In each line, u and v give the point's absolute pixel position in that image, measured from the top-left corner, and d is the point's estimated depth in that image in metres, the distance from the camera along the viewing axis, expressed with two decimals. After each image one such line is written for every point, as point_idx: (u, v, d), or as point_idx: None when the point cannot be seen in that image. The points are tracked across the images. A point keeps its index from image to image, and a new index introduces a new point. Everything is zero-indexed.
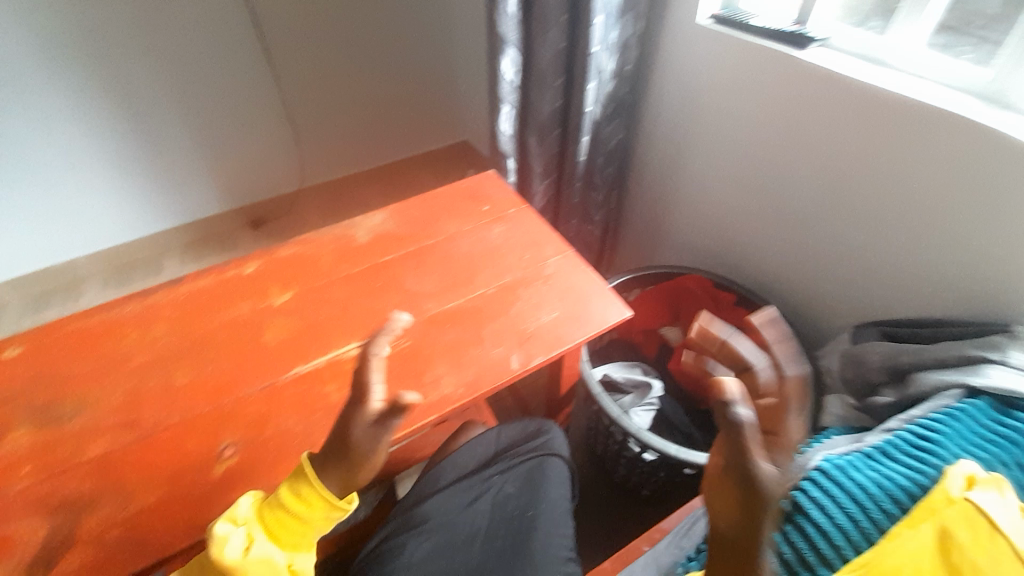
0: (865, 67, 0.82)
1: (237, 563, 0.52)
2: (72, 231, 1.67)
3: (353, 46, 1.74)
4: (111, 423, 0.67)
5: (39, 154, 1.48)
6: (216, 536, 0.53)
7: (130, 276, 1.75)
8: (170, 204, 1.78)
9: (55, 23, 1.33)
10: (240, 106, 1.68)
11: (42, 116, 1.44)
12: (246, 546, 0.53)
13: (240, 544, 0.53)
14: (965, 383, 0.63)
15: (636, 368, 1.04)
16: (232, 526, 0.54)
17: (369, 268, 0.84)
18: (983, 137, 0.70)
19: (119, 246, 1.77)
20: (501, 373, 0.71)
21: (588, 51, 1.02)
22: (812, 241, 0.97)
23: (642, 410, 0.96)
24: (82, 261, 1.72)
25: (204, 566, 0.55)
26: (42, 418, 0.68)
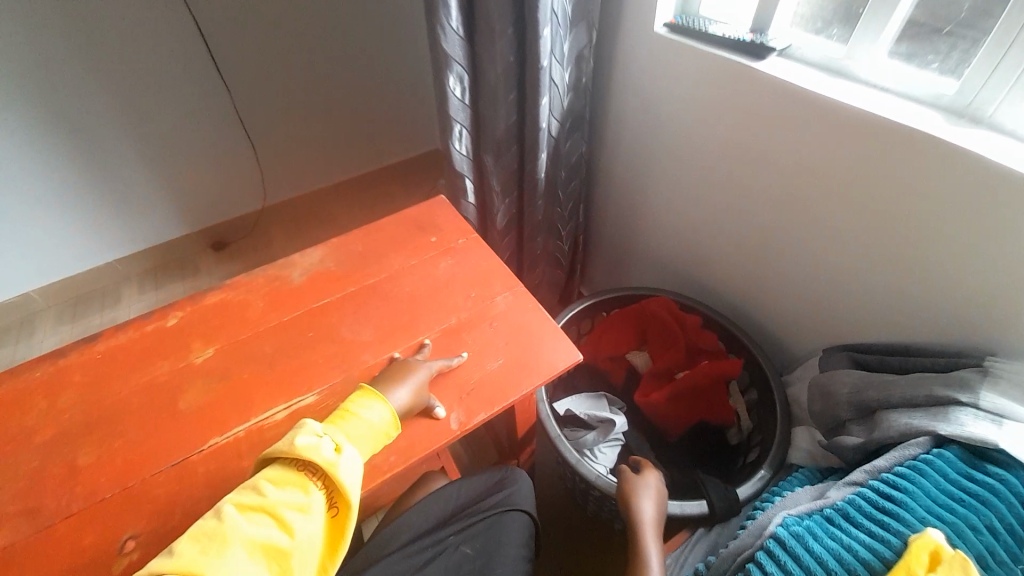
0: (827, 80, 0.77)
1: (330, 462, 0.56)
2: (17, 265, 1.58)
3: (311, 56, 1.61)
4: (8, 512, 0.61)
5: None
6: (306, 446, 0.56)
7: (89, 307, 1.69)
8: (123, 233, 1.68)
9: None
10: (187, 128, 1.57)
11: None
12: (337, 447, 0.58)
13: (332, 443, 0.58)
14: (934, 430, 0.59)
15: (602, 401, 1.00)
16: (315, 437, 0.57)
17: (303, 314, 0.79)
18: (948, 162, 0.65)
19: (71, 278, 1.68)
20: (439, 436, 0.64)
21: (539, 65, 0.94)
22: (781, 261, 0.92)
23: (608, 447, 0.92)
24: (37, 297, 1.65)
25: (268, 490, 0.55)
26: None
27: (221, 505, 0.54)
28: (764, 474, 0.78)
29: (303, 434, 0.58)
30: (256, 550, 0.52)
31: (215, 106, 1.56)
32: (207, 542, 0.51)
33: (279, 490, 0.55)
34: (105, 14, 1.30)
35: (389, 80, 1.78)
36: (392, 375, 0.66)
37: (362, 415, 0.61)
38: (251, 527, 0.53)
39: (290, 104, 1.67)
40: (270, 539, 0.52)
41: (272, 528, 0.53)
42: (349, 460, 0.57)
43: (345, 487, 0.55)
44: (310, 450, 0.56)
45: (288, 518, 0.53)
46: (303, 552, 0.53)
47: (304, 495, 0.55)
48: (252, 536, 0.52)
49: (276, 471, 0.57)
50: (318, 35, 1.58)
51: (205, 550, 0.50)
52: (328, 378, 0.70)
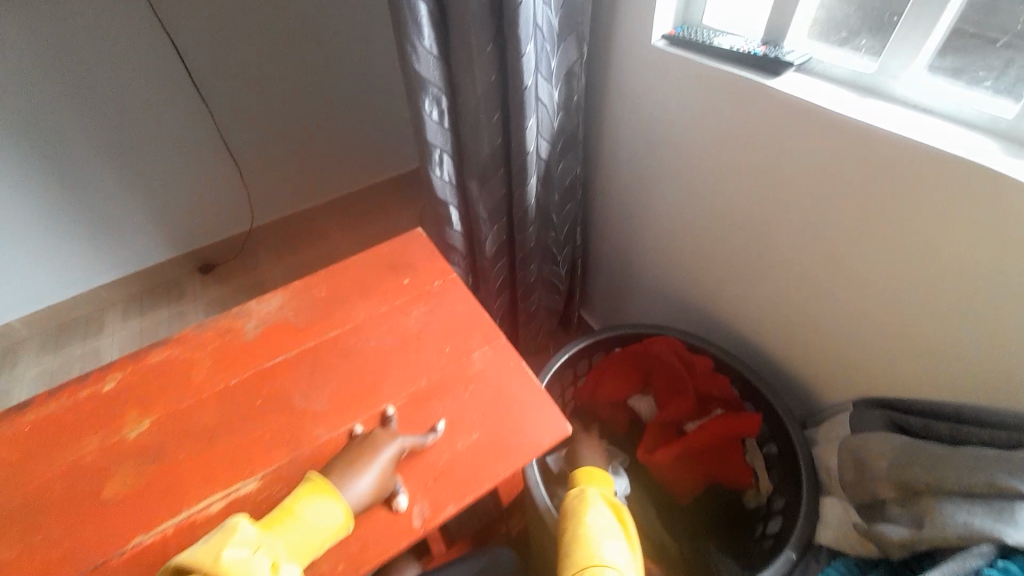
0: (857, 100, 0.66)
1: None
2: None
3: (295, 70, 1.51)
4: None
5: None
6: (237, 565, 0.44)
7: (68, 337, 1.56)
8: (103, 260, 1.58)
9: None
10: (164, 149, 1.46)
11: None
12: (273, 563, 0.46)
13: (267, 558, 0.46)
14: (1000, 538, 0.50)
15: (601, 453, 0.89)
16: (249, 553, 0.45)
17: (253, 377, 0.70)
18: (1006, 198, 0.54)
19: (49, 307, 1.56)
20: (398, 536, 0.54)
21: (523, 84, 0.83)
22: (802, 301, 0.81)
23: None
24: (20, 326, 1.54)
25: None
26: None
27: None
28: (788, 557, 0.67)
29: (234, 543, 0.46)
30: None
31: (194, 126, 1.46)
32: None
33: None
34: (70, 34, 1.20)
35: (378, 94, 1.68)
36: (356, 454, 0.56)
37: (307, 517, 0.50)
38: None
39: (275, 121, 1.57)
40: None
41: None
42: None
43: None
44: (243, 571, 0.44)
45: None
46: None
47: None
48: None
49: None
50: (302, 48, 1.48)
51: None
52: (273, 460, 0.61)
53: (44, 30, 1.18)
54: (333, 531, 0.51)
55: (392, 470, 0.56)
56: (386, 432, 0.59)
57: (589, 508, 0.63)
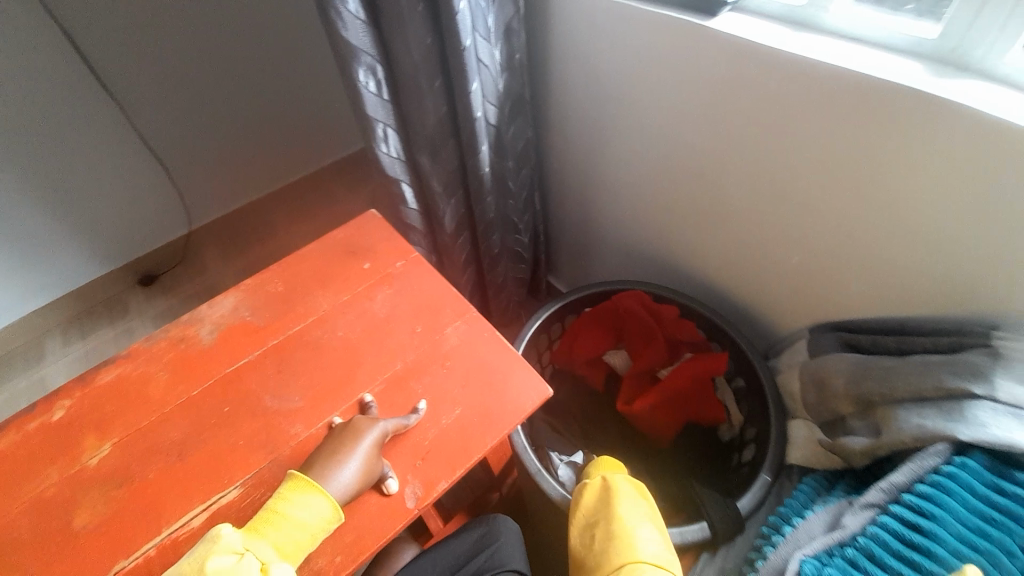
0: (792, 35, 0.67)
1: None
2: None
3: (213, 50, 1.36)
4: None
5: None
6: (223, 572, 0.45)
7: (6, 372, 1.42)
8: (29, 284, 1.42)
9: None
10: (74, 153, 1.30)
11: None
12: (262, 566, 0.46)
13: (255, 561, 0.46)
14: (952, 435, 0.54)
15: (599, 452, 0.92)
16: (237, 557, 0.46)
17: (216, 384, 0.67)
18: (936, 120, 0.57)
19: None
20: (393, 520, 0.54)
21: (462, 45, 0.79)
22: (758, 241, 0.84)
23: None
24: None
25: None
26: None
27: None
28: (764, 480, 0.71)
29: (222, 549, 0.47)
30: None
31: (106, 125, 1.31)
32: None
33: None
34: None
35: (308, 70, 1.56)
36: (336, 444, 0.54)
37: (294, 516, 0.49)
38: None
39: (199, 110, 1.43)
40: None
41: None
42: None
43: None
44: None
45: None
46: None
47: None
48: None
49: None
50: (216, 24, 1.33)
51: None
52: (253, 465, 0.60)
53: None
54: (328, 519, 0.51)
55: (379, 455, 0.55)
56: (366, 418, 0.57)
57: (620, 500, 0.63)
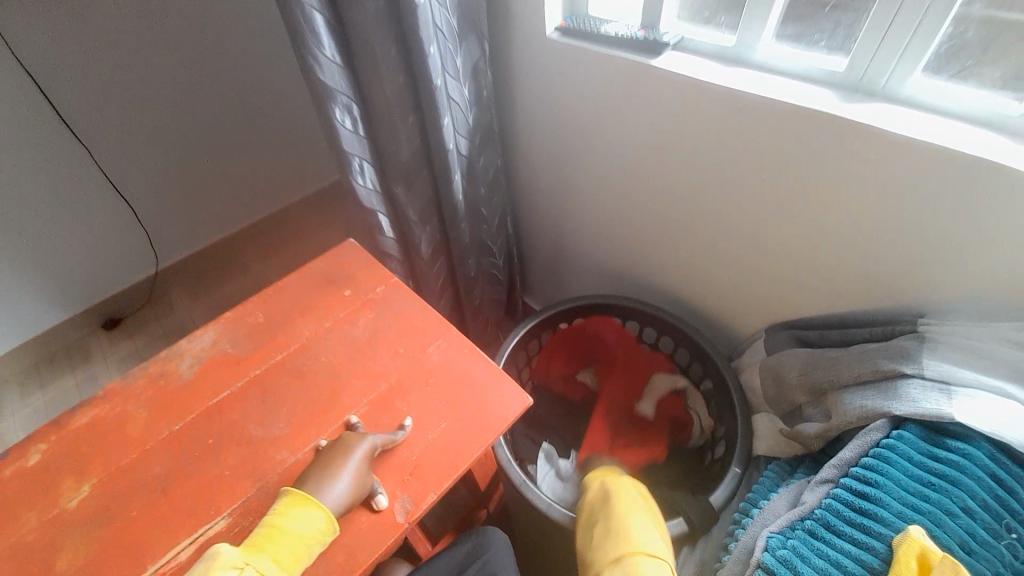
0: (727, 70, 0.76)
1: None
2: None
3: (180, 91, 1.38)
4: None
5: None
6: None
7: None
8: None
9: None
10: (38, 199, 1.29)
11: None
12: None
13: None
14: (890, 411, 0.60)
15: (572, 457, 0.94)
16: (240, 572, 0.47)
17: (200, 416, 0.67)
18: (851, 140, 0.66)
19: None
20: (383, 534, 0.55)
21: (433, 84, 0.85)
22: (713, 253, 0.91)
23: None
24: None
25: None
26: None
27: None
28: (735, 473, 0.76)
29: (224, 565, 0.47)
30: None
31: (72, 171, 1.31)
32: None
33: None
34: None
35: (279, 112, 1.60)
36: (328, 460, 0.56)
37: (291, 529, 0.50)
38: None
39: (169, 153, 1.44)
40: None
41: None
42: None
43: None
44: None
45: None
46: None
47: None
48: None
49: None
50: (184, 66, 1.35)
51: None
52: (243, 492, 0.60)
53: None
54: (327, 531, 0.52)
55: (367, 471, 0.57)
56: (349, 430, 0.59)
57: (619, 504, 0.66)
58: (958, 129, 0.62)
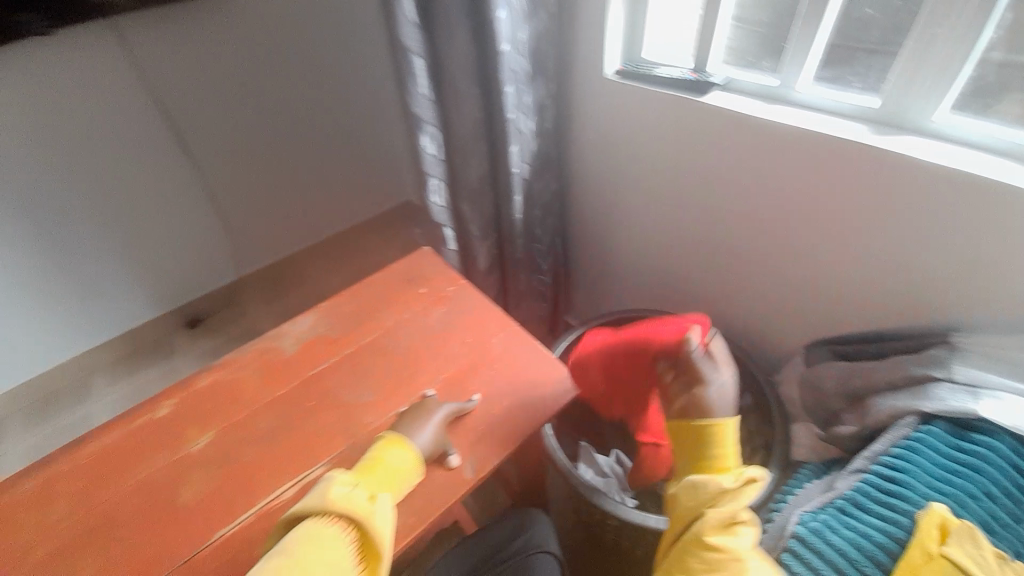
0: (769, 107, 0.85)
1: (367, 509, 0.56)
2: None
3: (279, 123, 1.60)
4: None
5: None
6: (340, 495, 0.57)
7: (54, 408, 1.51)
8: (89, 322, 1.56)
9: None
10: (154, 208, 1.51)
11: None
12: (370, 496, 0.58)
13: (362, 493, 0.58)
14: (919, 409, 0.65)
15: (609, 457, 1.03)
16: (350, 488, 0.58)
17: (299, 384, 0.79)
18: (884, 169, 0.73)
19: (31, 377, 1.52)
20: (456, 485, 0.65)
21: (505, 117, 0.99)
22: (754, 273, 0.98)
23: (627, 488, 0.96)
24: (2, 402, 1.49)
25: (307, 537, 0.54)
26: None
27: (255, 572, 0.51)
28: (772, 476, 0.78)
29: (339, 482, 0.59)
30: None
31: (185, 187, 1.53)
32: None
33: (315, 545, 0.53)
34: (56, 104, 1.24)
35: (357, 143, 1.79)
36: (412, 419, 0.68)
37: (387, 462, 0.62)
38: None
39: (263, 175, 1.66)
40: None
41: None
42: (383, 508, 0.57)
43: (380, 535, 0.55)
44: (347, 499, 0.56)
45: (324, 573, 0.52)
46: None
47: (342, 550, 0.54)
48: None
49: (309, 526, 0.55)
50: (284, 102, 1.57)
51: None
52: (336, 447, 0.72)
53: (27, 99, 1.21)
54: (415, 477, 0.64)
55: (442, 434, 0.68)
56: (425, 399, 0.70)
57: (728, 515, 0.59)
58: (985, 160, 0.69)
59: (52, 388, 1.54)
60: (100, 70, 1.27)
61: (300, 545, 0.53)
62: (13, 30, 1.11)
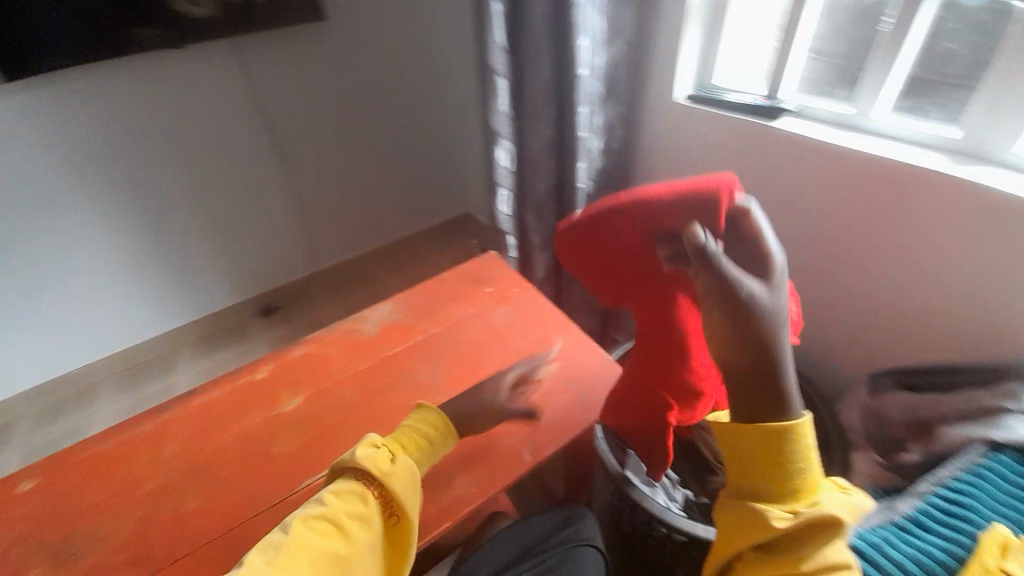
0: (841, 134, 0.87)
1: (387, 471, 0.61)
2: (81, 339, 1.59)
3: (363, 134, 1.75)
4: (120, 560, 0.69)
5: (56, 267, 1.45)
6: (365, 455, 0.62)
7: (143, 378, 1.65)
8: (179, 304, 1.71)
9: (73, 149, 1.34)
10: (249, 204, 1.67)
11: (58, 234, 1.42)
12: (394, 459, 0.63)
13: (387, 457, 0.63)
14: (989, 437, 0.65)
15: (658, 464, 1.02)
16: (376, 449, 0.64)
17: (377, 363, 0.88)
18: (962, 199, 0.74)
19: (127, 349, 1.68)
20: (515, 465, 0.73)
21: (577, 135, 1.05)
22: (818, 296, 0.98)
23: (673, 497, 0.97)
24: (101, 368, 1.64)
25: (336, 493, 0.61)
26: (54, 557, 0.70)
27: (289, 520, 0.58)
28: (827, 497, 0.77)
29: (367, 443, 0.65)
30: (320, 560, 0.55)
31: (277, 187, 1.69)
32: (274, 553, 0.55)
33: (342, 501, 0.60)
34: (185, 109, 1.44)
35: (428, 155, 1.92)
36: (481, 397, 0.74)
37: (419, 430, 0.67)
38: (315, 537, 0.57)
39: (343, 181, 1.81)
40: (333, 549, 0.57)
41: (335, 537, 0.57)
42: (405, 471, 0.63)
43: (401, 497, 0.61)
44: (369, 461, 0.62)
45: (348, 526, 0.58)
46: (365, 558, 0.58)
47: (365, 508, 0.60)
48: (316, 545, 0.56)
49: (339, 485, 0.62)
50: (369, 115, 1.73)
51: (276, 561, 0.54)
52: None
53: (162, 107, 1.40)
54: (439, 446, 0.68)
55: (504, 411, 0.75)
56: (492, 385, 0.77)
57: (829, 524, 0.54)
58: None
59: (143, 359, 1.68)
60: (220, 81, 1.45)
61: (334, 497, 0.61)
62: (126, 40, 1.27)
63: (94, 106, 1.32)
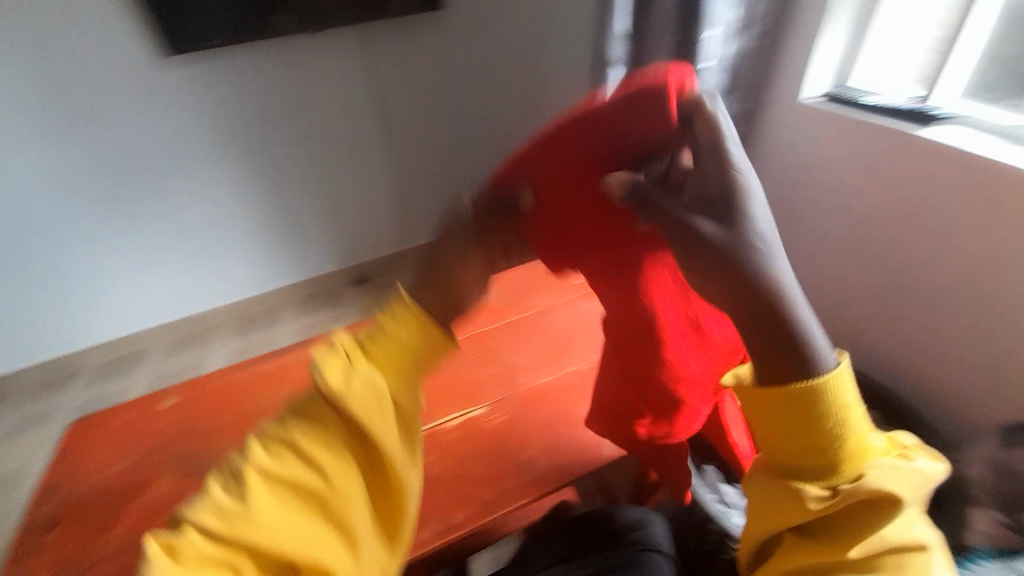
0: (1009, 146, 0.76)
1: (341, 390, 0.43)
2: (208, 285, 1.80)
3: (466, 124, 1.81)
4: None
5: (199, 218, 1.68)
6: (319, 367, 0.44)
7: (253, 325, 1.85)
8: (287, 266, 1.88)
9: (228, 118, 1.56)
10: (358, 183, 1.82)
11: (205, 192, 1.65)
12: (356, 374, 0.44)
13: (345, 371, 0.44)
14: None
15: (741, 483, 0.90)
16: (333, 360, 0.45)
17: (468, 338, 0.94)
18: None
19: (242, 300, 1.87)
20: (596, 456, 0.73)
21: None
22: (948, 329, 0.87)
23: None
24: (218, 314, 1.84)
25: (297, 413, 0.45)
26: (184, 466, 0.78)
27: (245, 441, 0.44)
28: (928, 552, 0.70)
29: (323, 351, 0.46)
30: (287, 494, 0.42)
31: (383, 168, 1.81)
32: (231, 482, 0.42)
33: (302, 423, 0.44)
34: (319, 91, 1.61)
35: None
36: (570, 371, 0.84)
37: (394, 334, 0.46)
38: (276, 465, 0.42)
39: (442, 167, 1.89)
40: (303, 483, 0.42)
41: (298, 469, 0.42)
42: (370, 390, 0.44)
43: (370, 424, 0.43)
44: (323, 376, 0.44)
45: (312, 457, 0.43)
46: (342, 499, 0.43)
47: (331, 437, 0.44)
48: (277, 476, 0.42)
49: (297, 405, 0.45)
50: (474, 107, 1.79)
51: (229, 492, 0.42)
52: (494, 394, 0.83)
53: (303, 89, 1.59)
54: (430, 354, 0.46)
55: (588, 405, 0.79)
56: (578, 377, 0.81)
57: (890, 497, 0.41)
58: None
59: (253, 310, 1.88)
60: (351, 67, 1.61)
61: (285, 424, 0.44)
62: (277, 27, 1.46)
63: (253, 83, 1.54)
